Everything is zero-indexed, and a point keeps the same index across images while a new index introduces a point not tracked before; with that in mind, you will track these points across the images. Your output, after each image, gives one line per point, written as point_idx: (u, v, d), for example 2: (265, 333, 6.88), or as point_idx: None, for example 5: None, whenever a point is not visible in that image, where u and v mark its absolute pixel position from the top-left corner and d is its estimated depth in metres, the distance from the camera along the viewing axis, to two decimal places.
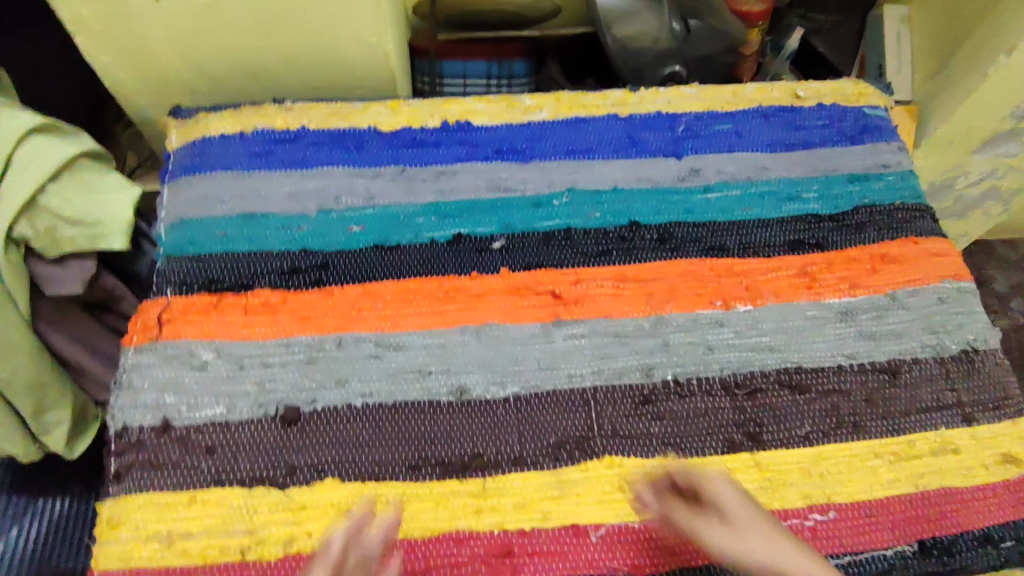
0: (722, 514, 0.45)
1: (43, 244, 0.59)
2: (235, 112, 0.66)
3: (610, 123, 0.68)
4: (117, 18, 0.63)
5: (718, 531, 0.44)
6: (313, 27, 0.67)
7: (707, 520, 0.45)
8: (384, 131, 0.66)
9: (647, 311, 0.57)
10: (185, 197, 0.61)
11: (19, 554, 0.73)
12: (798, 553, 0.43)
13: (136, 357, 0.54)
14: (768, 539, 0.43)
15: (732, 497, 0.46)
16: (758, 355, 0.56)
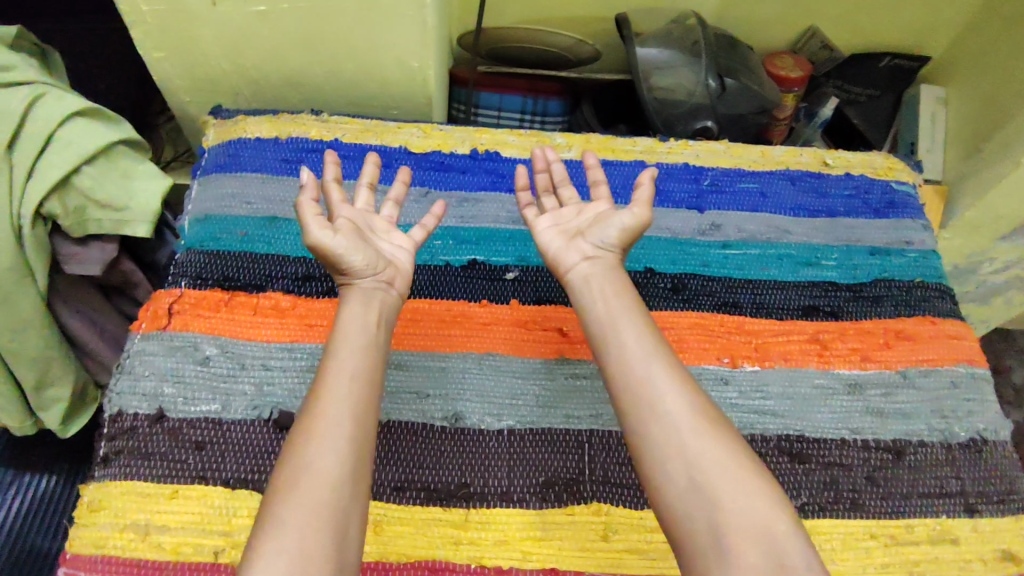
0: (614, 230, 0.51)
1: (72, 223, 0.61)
2: (273, 118, 0.68)
3: (636, 168, 0.69)
4: (172, 17, 0.65)
5: (627, 351, 0.45)
6: (358, 45, 0.69)
7: (608, 222, 0.51)
8: (414, 152, 0.68)
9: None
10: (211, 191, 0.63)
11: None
12: (697, 389, 0.44)
13: (141, 345, 0.54)
14: (673, 360, 0.45)
15: (625, 296, 0.48)
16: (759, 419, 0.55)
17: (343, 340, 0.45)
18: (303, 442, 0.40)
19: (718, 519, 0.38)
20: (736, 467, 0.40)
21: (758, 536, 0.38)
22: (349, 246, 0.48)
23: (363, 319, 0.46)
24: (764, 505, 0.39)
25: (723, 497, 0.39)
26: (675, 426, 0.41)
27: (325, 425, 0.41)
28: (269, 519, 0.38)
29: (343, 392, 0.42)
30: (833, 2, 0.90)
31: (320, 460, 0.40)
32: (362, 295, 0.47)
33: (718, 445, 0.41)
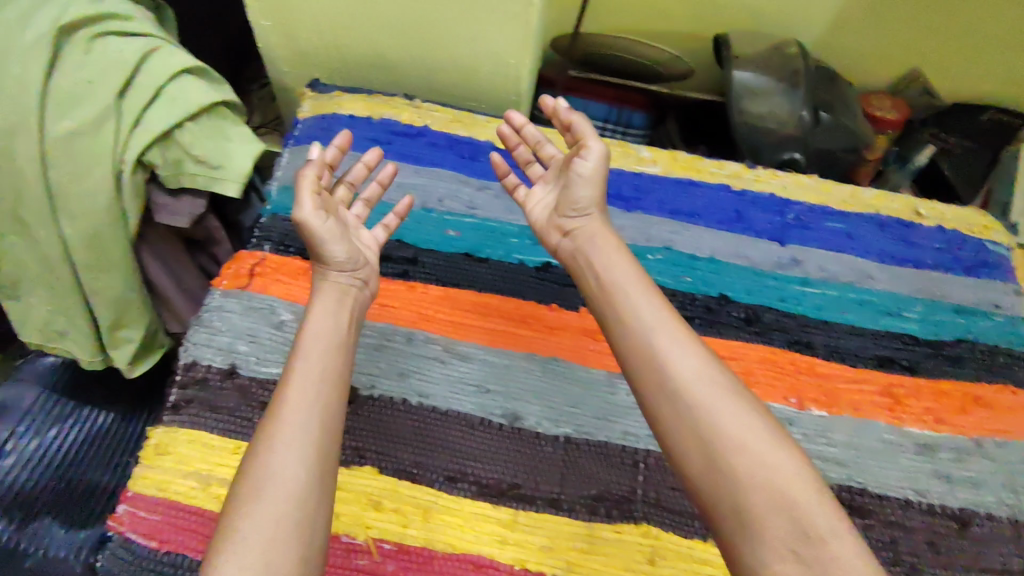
0: (587, 187, 0.51)
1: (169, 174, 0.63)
2: (368, 98, 0.69)
3: (720, 193, 0.68)
4: None
5: (639, 321, 0.45)
6: (459, 36, 0.69)
7: (579, 185, 0.52)
8: (500, 148, 0.68)
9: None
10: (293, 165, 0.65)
11: (53, 448, 0.74)
12: (708, 354, 0.43)
13: (220, 300, 0.56)
14: (680, 325, 0.44)
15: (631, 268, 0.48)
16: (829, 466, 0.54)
17: (304, 348, 0.45)
18: (267, 449, 0.40)
19: (739, 488, 0.37)
20: (749, 433, 0.39)
21: (779, 504, 0.36)
22: (327, 232, 0.50)
23: (335, 316, 0.47)
24: (783, 473, 0.37)
25: (738, 463, 0.38)
26: (683, 400, 0.41)
27: (288, 428, 0.41)
28: (238, 506, 0.38)
29: (309, 385, 0.43)
30: (941, 48, 0.87)
31: (285, 452, 0.40)
32: (327, 298, 0.48)
33: (730, 410, 0.40)
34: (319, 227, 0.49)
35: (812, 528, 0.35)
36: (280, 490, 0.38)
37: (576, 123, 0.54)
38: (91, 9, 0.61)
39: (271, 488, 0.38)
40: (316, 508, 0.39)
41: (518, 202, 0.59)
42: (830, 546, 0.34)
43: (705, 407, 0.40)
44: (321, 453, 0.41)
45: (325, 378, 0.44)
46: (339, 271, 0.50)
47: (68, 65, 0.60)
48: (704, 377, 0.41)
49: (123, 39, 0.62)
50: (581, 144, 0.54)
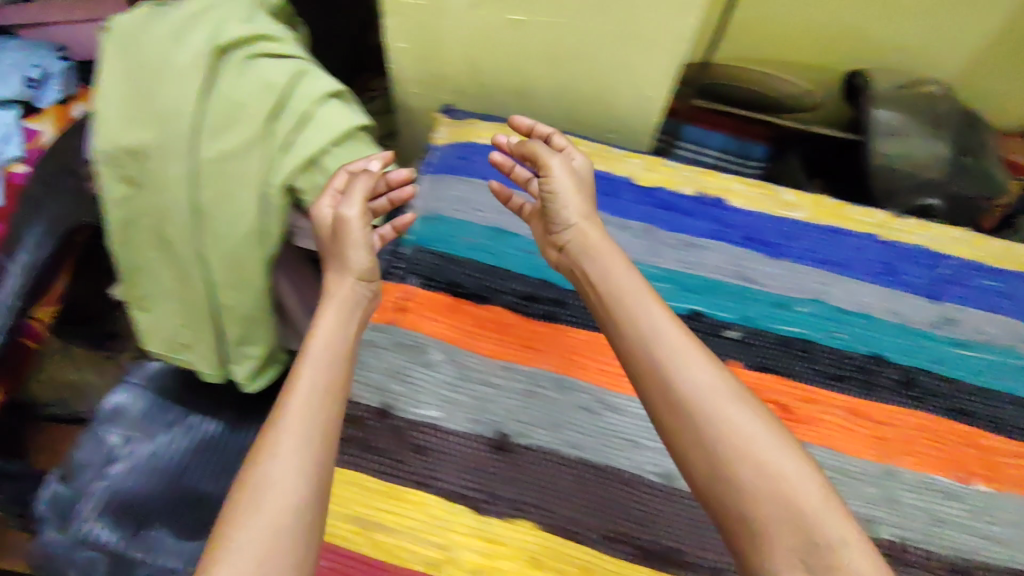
0: (570, 195, 0.53)
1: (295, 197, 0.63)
2: (506, 128, 0.69)
3: (868, 242, 0.65)
4: (429, 13, 0.66)
5: (639, 331, 0.43)
6: (600, 68, 0.67)
7: (565, 195, 0.52)
8: (639, 185, 0.66)
9: (820, 441, 0.54)
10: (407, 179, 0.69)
11: (161, 453, 0.75)
12: (712, 359, 0.42)
13: (369, 335, 0.56)
14: (682, 329, 0.43)
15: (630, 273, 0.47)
16: (929, 539, 0.51)
17: (308, 359, 0.47)
18: (265, 459, 0.41)
19: (744, 499, 0.36)
20: (753, 441, 0.37)
21: (788, 516, 0.35)
22: (341, 237, 0.54)
23: (343, 330, 0.50)
24: (790, 478, 0.36)
25: (741, 472, 0.37)
26: (687, 411, 0.39)
27: (286, 438, 0.42)
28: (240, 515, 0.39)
29: (306, 393, 0.45)
30: None
31: (285, 460, 0.41)
32: (334, 306, 0.51)
33: (739, 418, 0.38)
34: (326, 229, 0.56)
35: (822, 536, 0.34)
36: (279, 494, 0.40)
37: (556, 141, 0.58)
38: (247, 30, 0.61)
39: (267, 498, 0.40)
40: (309, 508, 0.40)
41: (518, 216, 0.60)
42: (843, 554, 0.34)
43: (713, 417, 0.38)
44: (316, 457, 0.42)
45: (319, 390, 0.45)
46: (346, 282, 0.53)
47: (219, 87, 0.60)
48: (708, 386, 0.40)
49: (274, 62, 0.62)
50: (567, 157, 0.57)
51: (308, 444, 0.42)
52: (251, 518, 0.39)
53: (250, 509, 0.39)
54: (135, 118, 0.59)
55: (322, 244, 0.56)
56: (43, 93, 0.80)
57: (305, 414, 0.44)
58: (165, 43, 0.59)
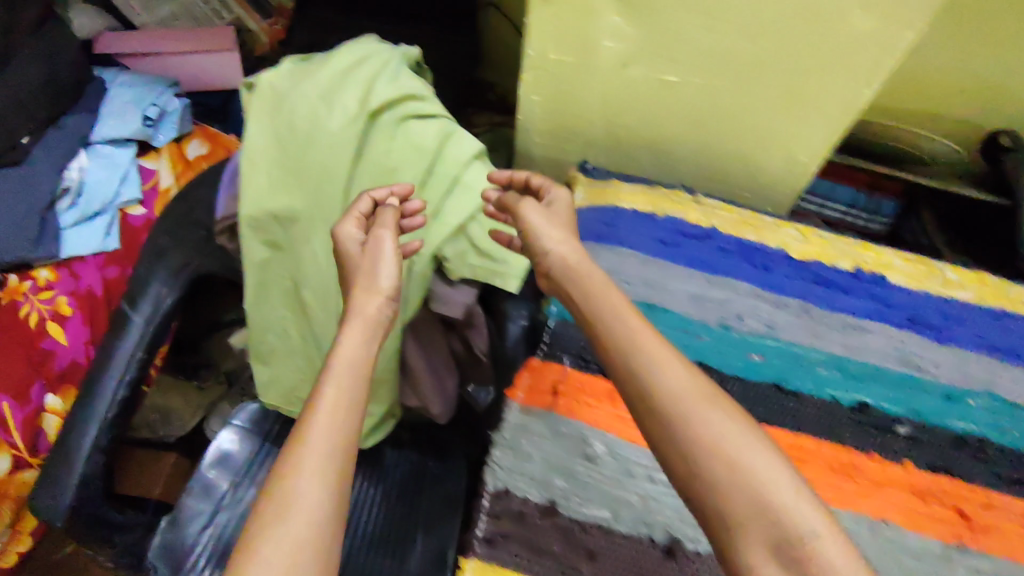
0: (553, 230, 0.53)
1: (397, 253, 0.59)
2: (649, 191, 0.66)
3: None
4: (574, 70, 0.64)
5: (632, 342, 0.44)
6: (750, 131, 0.64)
7: (545, 230, 0.53)
8: (794, 257, 0.63)
9: (839, 501, 0.51)
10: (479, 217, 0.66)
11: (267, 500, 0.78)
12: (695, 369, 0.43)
13: (523, 420, 0.54)
14: (661, 344, 0.44)
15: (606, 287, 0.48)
16: None
17: (333, 373, 0.44)
18: (292, 472, 0.39)
19: (716, 494, 0.37)
20: (732, 442, 0.38)
21: (759, 512, 0.36)
22: (371, 257, 0.52)
23: (363, 343, 0.47)
24: (765, 474, 0.37)
25: (714, 464, 0.38)
26: (682, 418, 0.40)
27: (308, 449, 0.40)
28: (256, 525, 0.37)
29: (333, 401, 0.43)
30: None
31: (307, 468, 0.39)
32: (361, 327, 0.48)
33: (718, 423, 0.39)
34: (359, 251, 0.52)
35: (805, 528, 0.35)
36: (301, 503, 0.38)
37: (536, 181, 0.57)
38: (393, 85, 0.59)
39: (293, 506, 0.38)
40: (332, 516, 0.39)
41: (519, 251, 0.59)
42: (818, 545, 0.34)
43: (696, 423, 0.39)
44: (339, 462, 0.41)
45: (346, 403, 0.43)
46: (374, 302, 0.50)
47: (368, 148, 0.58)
48: (690, 393, 0.40)
49: (422, 120, 0.60)
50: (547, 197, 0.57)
51: (325, 448, 0.40)
52: (271, 525, 0.37)
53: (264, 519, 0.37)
54: (286, 181, 0.57)
55: (349, 266, 0.52)
56: (159, 131, 0.80)
57: (330, 420, 0.42)
58: (315, 102, 0.57)
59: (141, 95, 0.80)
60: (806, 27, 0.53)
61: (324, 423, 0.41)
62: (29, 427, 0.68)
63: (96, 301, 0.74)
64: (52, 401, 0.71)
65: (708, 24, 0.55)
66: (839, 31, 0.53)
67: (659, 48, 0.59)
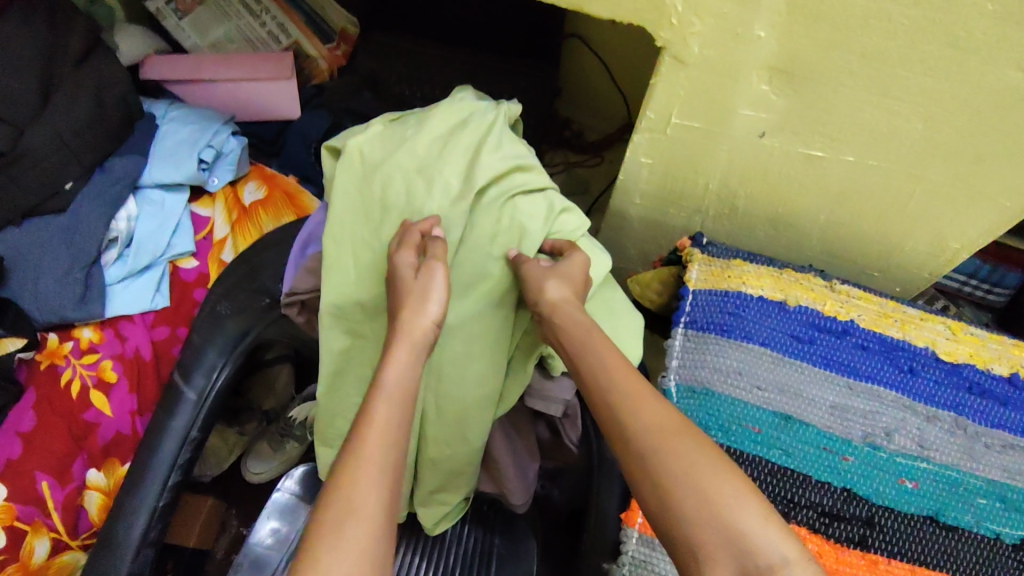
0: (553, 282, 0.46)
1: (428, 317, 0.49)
2: (775, 273, 0.58)
3: None
4: (698, 135, 0.57)
5: (600, 378, 0.42)
6: (894, 211, 0.57)
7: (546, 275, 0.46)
8: (943, 359, 0.56)
9: None
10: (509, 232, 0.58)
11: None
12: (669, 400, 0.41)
13: (647, 553, 0.47)
14: (633, 376, 0.42)
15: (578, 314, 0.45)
16: None
17: (385, 387, 0.41)
18: (348, 486, 0.36)
19: (684, 527, 0.36)
20: (718, 486, 0.36)
21: (727, 541, 0.34)
22: (425, 282, 0.45)
23: (411, 356, 0.43)
24: (732, 501, 0.35)
25: (682, 499, 0.36)
26: (652, 450, 0.38)
27: (364, 464, 0.37)
28: (309, 550, 0.34)
29: (386, 414, 0.40)
30: None
31: (365, 486, 0.36)
32: (409, 346, 0.43)
33: (692, 454, 0.37)
34: (416, 280, 0.46)
35: (778, 555, 0.34)
36: (363, 517, 0.35)
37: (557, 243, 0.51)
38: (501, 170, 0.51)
39: (354, 524, 0.35)
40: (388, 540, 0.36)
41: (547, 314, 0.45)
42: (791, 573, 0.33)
43: (669, 455, 0.37)
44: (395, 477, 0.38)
45: (397, 417, 0.40)
46: (422, 321, 0.44)
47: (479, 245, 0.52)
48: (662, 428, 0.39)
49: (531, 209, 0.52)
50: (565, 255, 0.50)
51: (376, 459, 0.38)
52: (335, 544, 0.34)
53: (318, 541, 0.34)
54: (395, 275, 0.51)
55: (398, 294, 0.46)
56: (213, 174, 0.73)
57: (386, 430, 0.39)
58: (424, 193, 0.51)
59: (194, 134, 0.72)
60: (994, 113, 0.47)
61: (378, 434, 0.39)
62: (69, 509, 0.61)
63: (144, 366, 0.67)
64: (96, 477, 0.63)
65: (875, 102, 0.49)
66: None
67: (805, 120, 0.53)
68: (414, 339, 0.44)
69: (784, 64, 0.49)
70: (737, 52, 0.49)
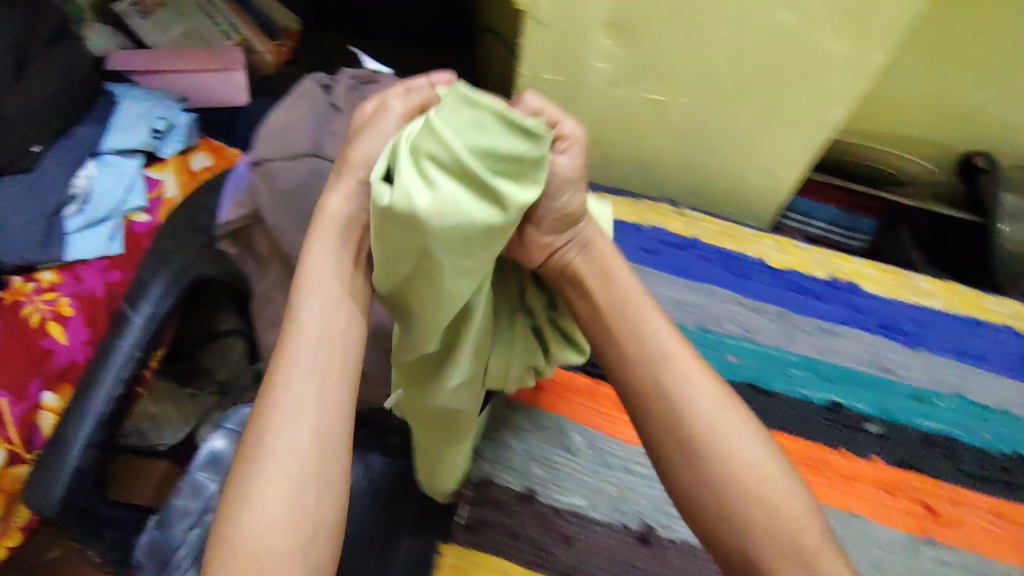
0: (575, 198, 0.41)
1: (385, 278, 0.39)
2: (631, 202, 0.69)
3: (1004, 334, 0.65)
4: (564, 87, 0.68)
5: (665, 371, 0.40)
6: (731, 146, 0.68)
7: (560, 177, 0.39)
8: (771, 266, 0.66)
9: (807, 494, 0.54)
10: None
11: None
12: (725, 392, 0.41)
13: (504, 411, 0.56)
14: (694, 361, 0.41)
15: (630, 282, 0.44)
16: None
17: (305, 285, 0.40)
18: (269, 403, 0.37)
19: (746, 531, 0.37)
20: (776, 488, 0.37)
21: (789, 546, 0.36)
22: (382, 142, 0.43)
23: (329, 255, 0.42)
24: (786, 501, 0.37)
25: (752, 499, 0.37)
26: (719, 451, 0.38)
27: (288, 380, 0.37)
28: (239, 470, 0.36)
29: (308, 323, 0.39)
30: None
31: (293, 404, 0.36)
32: (332, 234, 0.42)
33: (749, 451, 0.38)
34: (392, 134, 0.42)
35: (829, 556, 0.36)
36: (290, 437, 0.36)
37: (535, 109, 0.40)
38: (445, 120, 0.32)
39: (275, 443, 0.36)
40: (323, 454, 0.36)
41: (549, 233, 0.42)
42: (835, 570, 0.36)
43: (734, 457, 0.38)
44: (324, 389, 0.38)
45: (318, 325, 0.39)
46: (340, 202, 0.42)
47: (523, 163, 0.34)
48: (729, 428, 0.39)
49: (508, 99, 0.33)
50: (558, 136, 0.40)
51: (307, 377, 0.38)
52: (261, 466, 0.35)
53: (250, 465, 0.35)
54: (454, 269, 0.35)
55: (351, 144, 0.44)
56: (166, 144, 0.84)
57: (312, 338, 0.39)
58: (403, 199, 0.32)
59: (149, 109, 0.84)
60: (780, 52, 0.58)
61: (299, 345, 0.38)
62: (26, 423, 0.68)
63: (99, 305, 0.76)
64: (50, 399, 0.71)
65: (691, 47, 0.60)
66: (815, 57, 0.57)
67: (646, 70, 0.63)
68: (338, 229, 0.42)
69: (617, 19, 0.60)
70: (578, 11, 0.60)
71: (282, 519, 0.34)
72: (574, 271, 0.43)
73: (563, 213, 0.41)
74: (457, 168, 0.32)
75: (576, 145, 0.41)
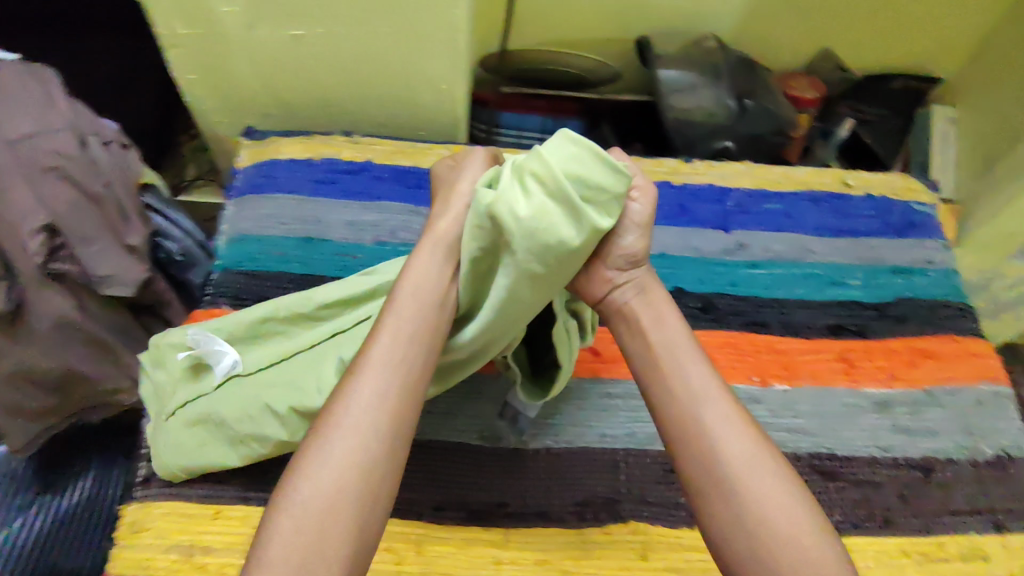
0: (636, 239, 0.46)
1: (476, 266, 0.44)
2: (305, 140, 0.70)
3: (663, 189, 0.72)
4: (203, 40, 0.66)
5: (694, 385, 0.43)
6: (391, 67, 0.70)
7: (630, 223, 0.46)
8: None
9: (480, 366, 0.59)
10: (78, 138, 0.58)
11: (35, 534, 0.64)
12: (756, 427, 0.42)
13: None
14: (718, 385, 0.43)
15: (680, 325, 0.46)
16: None
17: (395, 306, 0.42)
18: (340, 412, 0.38)
19: (722, 524, 0.39)
20: (778, 496, 0.39)
21: (754, 544, 0.38)
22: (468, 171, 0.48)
23: (431, 276, 0.44)
24: (773, 507, 0.38)
25: (742, 498, 0.39)
26: (724, 461, 0.40)
27: (368, 392, 0.39)
28: (299, 465, 0.37)
29: (390, 344, 0.41)
30: (844, 26, 0.95)
31: (355, 415, 0.38)
32: (430, 249, 0.45)
33: (768, 480, 0.39)
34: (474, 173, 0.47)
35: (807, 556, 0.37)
36: (347, 445, 0.37)
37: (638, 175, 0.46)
38: (554, 154, 0.41)
39: (333, 446, 0.37)
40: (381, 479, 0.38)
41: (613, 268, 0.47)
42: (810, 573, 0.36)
43: (751, 474, 0.39)
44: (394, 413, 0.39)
45: (398, 344, 0.41)
46: (447, 223, 0.45)
47: (606, 199, 0.42)
48: (749, 452, 0.40)
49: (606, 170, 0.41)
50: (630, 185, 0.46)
51: (392, 403, 0.39)
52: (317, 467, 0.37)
53: (306, 465, 0.37)
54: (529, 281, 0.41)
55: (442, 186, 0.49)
56: None
57: (391, 359, 0.40)
58: (505, 201, 0.40)
59: None
60: None
61: (388, 359, 0.40)
62: None
63: None
64: None
65: None
66: None
67: (272, 7, 0.63)
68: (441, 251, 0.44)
69: None
70: None
71: (313, 530, 0.35)
72: (631, 308, 0.46)
73: (630, 252, 0.46)
74: (554, 188, 0.40)
75: (647, 195, 0.47)
